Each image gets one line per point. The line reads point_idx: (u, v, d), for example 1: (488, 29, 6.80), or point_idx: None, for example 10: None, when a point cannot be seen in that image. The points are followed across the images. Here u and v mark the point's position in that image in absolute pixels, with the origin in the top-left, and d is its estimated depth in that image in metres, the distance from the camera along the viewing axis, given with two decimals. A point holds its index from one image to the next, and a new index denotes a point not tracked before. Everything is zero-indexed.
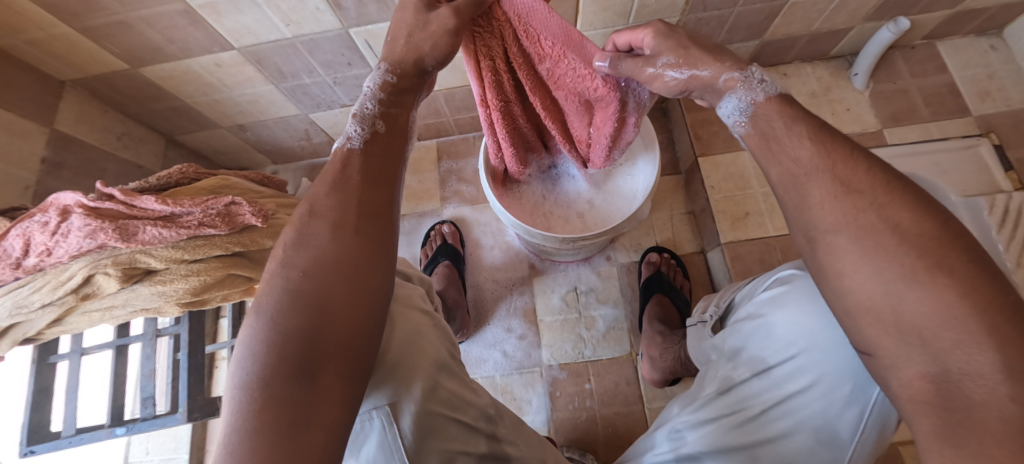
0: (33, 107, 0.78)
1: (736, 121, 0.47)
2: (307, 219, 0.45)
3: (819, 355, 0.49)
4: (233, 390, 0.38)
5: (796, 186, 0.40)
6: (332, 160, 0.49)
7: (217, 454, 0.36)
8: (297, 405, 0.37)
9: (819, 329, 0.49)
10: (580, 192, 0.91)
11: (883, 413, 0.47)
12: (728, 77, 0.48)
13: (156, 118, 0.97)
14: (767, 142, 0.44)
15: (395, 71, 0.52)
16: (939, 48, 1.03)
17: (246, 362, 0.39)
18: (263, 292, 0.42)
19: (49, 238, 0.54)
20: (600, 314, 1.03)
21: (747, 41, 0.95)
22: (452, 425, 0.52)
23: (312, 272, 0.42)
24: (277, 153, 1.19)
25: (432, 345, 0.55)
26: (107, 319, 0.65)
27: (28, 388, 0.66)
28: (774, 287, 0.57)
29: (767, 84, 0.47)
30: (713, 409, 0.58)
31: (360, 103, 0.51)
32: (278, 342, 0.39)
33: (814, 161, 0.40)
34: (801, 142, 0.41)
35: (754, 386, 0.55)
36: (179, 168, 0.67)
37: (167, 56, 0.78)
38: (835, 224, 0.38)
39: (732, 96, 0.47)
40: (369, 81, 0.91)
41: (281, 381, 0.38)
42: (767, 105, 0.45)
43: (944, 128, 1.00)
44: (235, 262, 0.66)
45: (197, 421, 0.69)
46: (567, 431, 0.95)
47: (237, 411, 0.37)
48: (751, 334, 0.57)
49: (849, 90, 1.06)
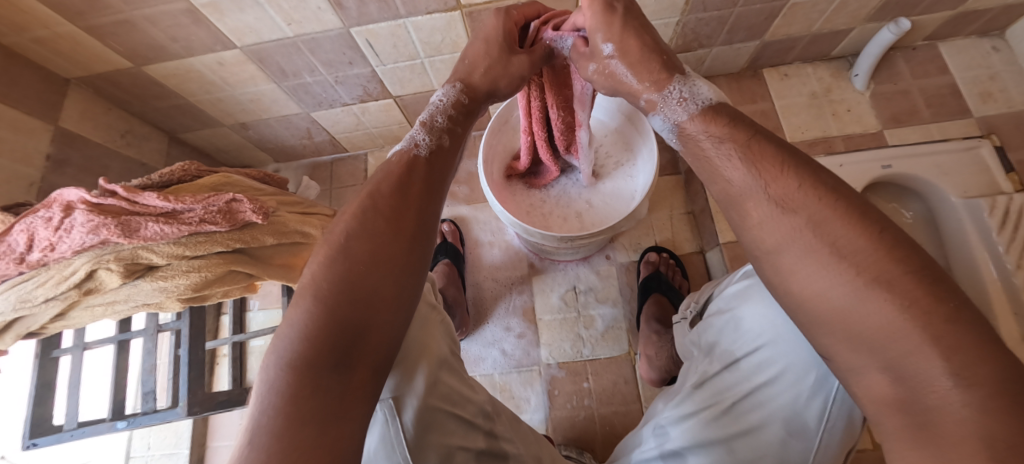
0: (38, 104, 0.79)
1: (669, 139, 0.48)
2: (367, 213, 0.44)
3: (784, 344, 0.50)
4: (273, 372, 0.38)
5: (734, 205, 0.41)
6: (396, 159, 0.49)
7: (248, 435, 0.36)
8: (333, 395, 0.38)
9: (781, 319, 0.51)
10: (580, 192, 0.91)
11: (846, 407, 0.48)
12: (648, 98, 0.49)
13: (160, 116, 0.98)
14: (704, 157, 0.44)
15: (468, 93, 0.55)
16: (940, 49, 1.03)
17: (292, 346, 0.39)
18: (312, 278, 0.41)
19: (53, 234, 0.56)
20: (599, 314, 1.03)
21: (747, 42, 0.95)
22: (451, 420, 0.53)
23: (371, 266, 0.42)
24: (279, 151, 1.19)
25: (435, 340, 0.55)
26: (109, 314, 0.65)
27: (31, 382, 0.67)
28: (742, 281, 0.59)
29: (688, 97, 0.47)
30: (693, 402, 0.58)
31: (430, 114, 0.53)
32: (326, 332, 0.39)
33: (747, 181, 0.40)
34: (734, 158, 0.41)
35: (724, 378, 0.56)
36: (181, 165, 0.68)
37: (170, 55, 0.79)
38: (776, 244, 0.38)
39: (659, 115, 0.48)
40: (370, 80, 0.92)
41: (323, 370, 0.38)
42: (699, 124, 0.45)
43: (945, 129, 1.00)
44: (236, 259, 0.67)
45: (198, 415, 0.69)
46: (565, 430, 0.96)
47: (275, 394, 0.37)
48: (722, 326, 0.58)
49: (850, 91, 1.06)
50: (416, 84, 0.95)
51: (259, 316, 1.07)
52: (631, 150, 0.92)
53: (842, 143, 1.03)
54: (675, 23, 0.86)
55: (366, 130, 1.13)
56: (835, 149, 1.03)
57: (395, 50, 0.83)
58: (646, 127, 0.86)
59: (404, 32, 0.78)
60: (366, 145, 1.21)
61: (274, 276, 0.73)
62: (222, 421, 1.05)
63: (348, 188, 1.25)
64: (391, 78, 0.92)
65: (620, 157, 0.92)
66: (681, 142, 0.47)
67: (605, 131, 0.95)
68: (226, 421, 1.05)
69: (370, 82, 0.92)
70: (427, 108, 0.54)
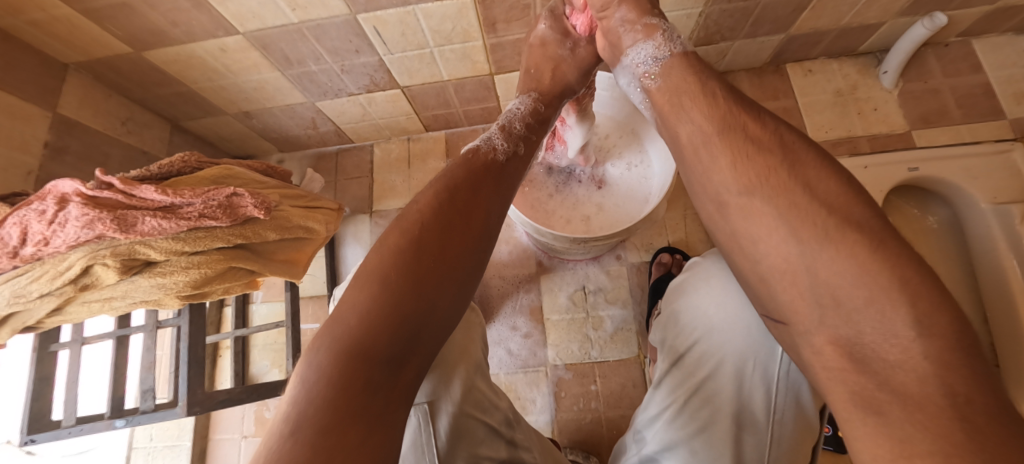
0: (36, 90, 0.76)
1: (648, 72, 0.49)
2: (444, 205, 0.43)
3: (720, 333, 0.50)
4: (327, 351, 0.35)
5: (704, 142, 0.41)
6: (472, 154, 0.51)
7: (285, 426, 0.32)
8: (383, 398, 0.35)
9: (717, 307, 0.51)
10: (591, 194, 0.89)
11: (791, 390, 0.46)
12: (648, 27, 0.52)
13: (161, 103, 0.95)
14: (681, 93, 0.45)
15: (545, 102, 0.62)
16: (974, 46, 0.98)
17: (351, 333, 0.36)
18: (380, 263, 0.39)
19: (47, 228, 0.53)
20: (608, 315, 1.01)
21: (772, 35, 0.91)
22: (480, 428, 0.51)
23: (442, 264, 0.39)
24: (284, 141, 1.16)
25: (474, 346, 0.54)
26: (106, 310, 0.63)
27: (29, 377, 0.65)
28: (683, 274, 0.59)
29: (679, 40, 0.50)
30: (656, 403, 0.56)
31: (510, 121, 0.57)
32: (387, 324, 0.36)
33: (721, 113, 0.41)
34: (709, 105, 0.42)
35: (676, 373, 0.54)
36: (181, 156, 0.65)
37: (171, 40, 0.76)
38: (746, 182, 0.38)
39: (648, 46, 0.50)
40: (377, 69, 0.88)
41: (374, 367, 0.35)
42: (692, 74, 0.45)
43: (975, 131, 0.95)
44: (237, 255, 0.65)
45: (197, 415, 0.67)
46: (571, 432, 0.94)
47: (324, 389, 0.33)
48: (669, 323, 0.58)
49: (877, 89, 1.01)
50: (424, 74, 0.91)
51: (262, 310, 1.05)
52: (643, 148, 0.89)
53: (866, 144, 0.99)
54: (696, 14, 0.81)
55: (372, 121, 1.10)
56: (858, 150, 0.99)
57: (403, 38, 0.80)
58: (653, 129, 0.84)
59: (412, 19, 0.75)
60: (372, 136, 1.18)
61: (277, 272, 0.70)
62: (225, 415, 1.04)
63: (354, 180, 1.22)
64: (399, 67, 0.88)
65: (633, 159, 0.90)
66: (658, 75, 0.48)
67: (614, 127, 0.91)
68: (228, 415, 1.04)
69: (377, 71, 0.89)
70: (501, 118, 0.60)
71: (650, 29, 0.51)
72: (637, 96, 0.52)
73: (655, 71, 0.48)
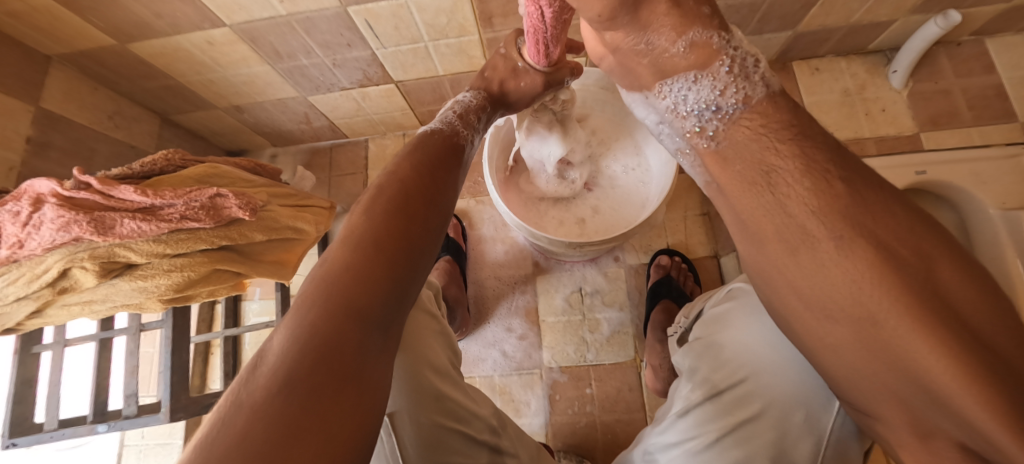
0: (18, 83, 0.74)
1: (704, 128, 0.40)
2: (422, 177, 0.43)
3: (772, 374, 0.49)
4: (316, 310, 0.33)
5: (807, 241, 0.34)
6: (433, 135, 0.50)
7: (274, 384, 0.30)
8: (370, 359, 0.34)
9: (773, 349, 0.50)
10: (584, 196, 0.87)
11: (836, 443, 0.47)
12: (702, 45, 0.39)
13: (150, 97, 0.93)
14: (775, 174, 0.35)
15: (484, 92, 0.59)
16: (988, 46, 0.94)
17: (339, 291, 0.34)
18: (365, 228, 0.38)
19: (21, 230, 0.52)
20: (605, 317, 0.99)
21: (778, 32, 0.88)
22: (455, 437, 0.50)
23: (424, 233, 0.40)
24: (277, 135, 1.14)
25: (436, 352, 0.53)
26: (86, 314, 0.61)
27: (10, 379, 0.64)
28: (725, 304, 0.58)
29: (751, 81, 0.38)
30: (679, 430, 0.54)
31: (464, 109, 0.56)
32: (379, 284, 0.36)
33: (839, 213, 0.33)
34: (825, 190, 0.33)
35: (710, 409, 0.52)
36: (163, 154, 0.63)
37: (156, 32, 0.73)
38: (879, 303, 0.31)
39: (705, 83, 0.40)
40: (370, 63, 0.86)
41: (368, 330, 0.34)
42: (781, 139, 0.36)
43: (986, 134, 0.92)
44: (222, 257, 0.63)
45: (182, 420, 0.66)
46: (565, 436, 0.93)
47: (309, 336, 0.32)
48: (707, 355, 0.55)
49: (886, 89, 0.98)
50: (420, 69, 0.89)
51: (255, 307, 1.04)
52: (640, 150, 0.87)
53: (874, 146, 0.97)
54: None
55: (367, 116, 1.08)
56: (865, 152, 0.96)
57: (397, 32, 0.77)
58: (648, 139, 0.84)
59: (406, 13, 0.72)
60: (367, 132, 1.16)
61: (265, 274, 0.69)
62: None
63: (349, 176, 1.20)
64: (393, 62, 0.86)
65: (631, 162, 0.87)
66: (723, 134, 0.39)
67: (607, 123, 0.88)
68: None
69: (370, 66, 0.86)
70: (449, 108, 0.57)
71: (706, 55, 0.39)
72: (674, 143, 0.45)
73: (717, 128, 0.39)
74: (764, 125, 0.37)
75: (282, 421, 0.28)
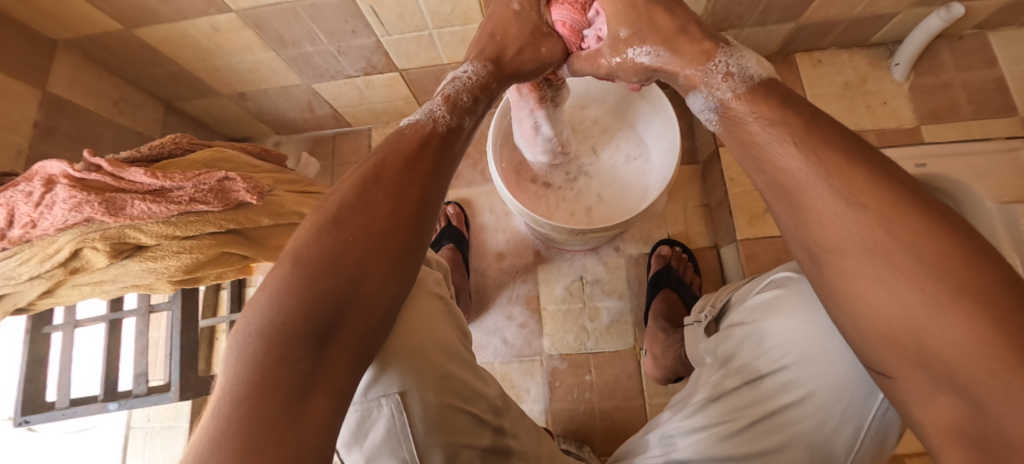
0: (24, 67, 0.74)
1: (708, 119, 0.44)
2: (369, 183, 0.40)
3: (814, 366, 0.45)
4: (247, 336, 0.35)
5: (787, 197, 0.36)
6: (409, 130, 0.44)
7: (212, 404, 0.33)
8: (305, 368, 0.35)
9: (818, 337, 0.44)
10: (589, 183, 0.87)
11: (883, 430, 0.44)
12: (692, 71, 0.44)
13: (154, 83, 0.93)
14: (756, 153, 0.39)
15: (492, 67, 0.50)
16: (989, 39, 0.94)
17: (265, 311, 0.36)
18: (297, 246, 0.38)
19: (33, 210, 0.53)
20: (605, 306, 1.00)
21: (781, 23, 0.88)
22: (462, 417, 0.51)
23: (361, 239, 0.38)
24: (280, 123, 1.15)
25: (442, 331, 0.51)
26: (97, 293, 0.62)
27: (22, 358, 0.65)
28: (769, 291, 0.51)
29: (733, 87, 0.42)
30: (704, 415, 0.53)
31: (455, 91, 0.48)
32: (304, 302, 0.36)
33: (806, 172, 0.35)
34: (803, 153, 0.35)
35: (746, 396, 0.50)
36: (172, 138, 0.64)
37: (162, 18, 0.74)
38: (848, 241, 0.33)
39: (698, 92, 0.44)
40: (374, 51, 0.86)
41: (295, 342, 0.35)
42: (759, 127, 0.39)
43: (986, 127, 0.93)
44: (229, 240, 0.64)
45: (191, 399, 0.67)
46: (564, 422, 0.95)
47: (242, 366, 0.34)
48: (745, 340, 0.52)
49: (887, 82, 0.98)
50: (423, 58, 0.89)
51: None
52: (642, 140, 0.88)
53: (874, 139, 0.97)
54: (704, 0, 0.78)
55: (370, 105, 1.08)
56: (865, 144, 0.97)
57: (401, 20, 0.77)
58: (652, 120, 0.84)
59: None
60: (370, 120, 1.16)
61: (270, 258, 0.70)
62: None
63: (351, 165, 1.20)
64: (397, 50, 0.86)
65: (633, 151, 0.88)
66: (720, 124, 0.43)
67: (609, 117, 0.90)
68: None
69: (374, 53, 0.87)
70: (447, 84, 0.50)
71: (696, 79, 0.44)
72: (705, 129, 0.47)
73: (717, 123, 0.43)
74: (758, 119, 0.39)
75: (215, 448, 0.31)
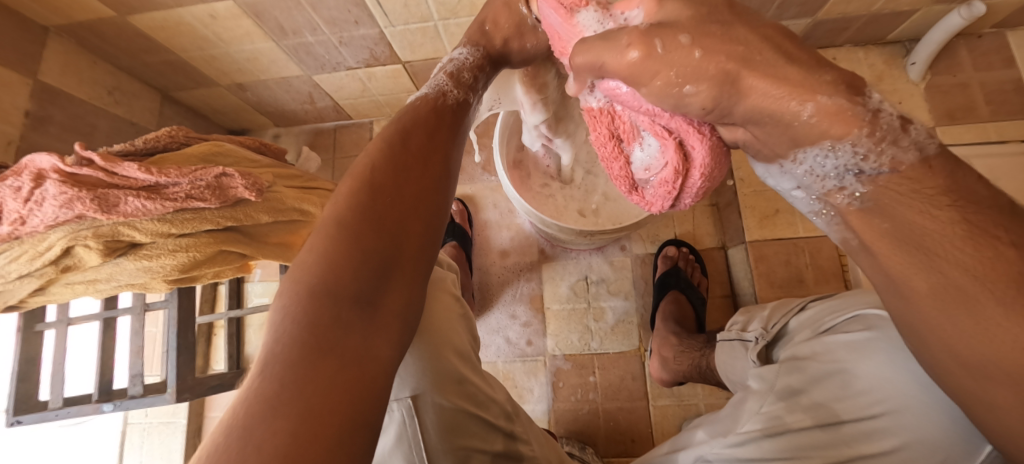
0: (14, 54, 0.71)
1: (839, 186, 0.27)
2: (399, 147, 0.38)
3: (909, 420, 0.42)
4: (293, 293, 0.31)
5: (967, 307, 0.26)
6: (420, 102, 0.44)
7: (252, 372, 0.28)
8: (359, 333, 0.31)
9: (919, 393, 0.41)
10: (597, 182, 0.85)
11: None
12: (830, 101, 0.25)
13: (150, 72, 0.90)
14: (939, 250, 0.26)
15: (482, 52, 0.51)
16: (1009, 39, 0.92)
17: (315, 267, 0.32)
18: (336, 208, 0.35)
19: (22, 206, 0.50)
20: (610, 306, 0.99)
21: (797, 19, 0.85)
22: (474, 421, 0.50)
23: (398, 201, 0.36)
24: (279, 115, 1.12)
25: (457, 335, 0.53)
26: (91, 292, 0.60)
27: (14, 357, 0.63)
28: (855, 331, 0.48)
29: (902, 142, 0.26)
30: (760, 449, 0.50)
31: (456, 69, 0.49)
32: (352, 260, 0.32)
33: (1004, 280, 0.25)
34: (988, 263, 0.25)
35: (817, 437, 0.47)
36: (167, 131, 0.61)
37: (157, 4, 0.71)
38: None
39: (841, 147, 0.26)
40: (377, 42, 0.83)
41: (342, 304, 0.31)
42: (944, 211, 0.26)
43: (1002, 130, 0.91)
44: (227, 238, 0.62)
45: (188, 401, 0.66)
46: (567, 423, 0.94)
47: (291, 324, 0.30)
48: (826, 381, 0.48)
49: (902, 81, 0.96)
50: (427, 49, 0.86)
51: (258, 289, 1.03)
52: None
53: None
54: None
55: (372, 97, 1.05)
56: None
57: (406, 10, 0.74)
58: None
59: None
60: (371, 113, 1.14)
61: (270, 256, 0.68)
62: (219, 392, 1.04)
63: (352, 158, 1.18)
64: (400, 41, 0.83)
65: None
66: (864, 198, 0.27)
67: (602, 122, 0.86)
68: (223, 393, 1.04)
69: (377, 44, 0.84)
70: (441, 68, 0.50)
71: (843, 120, 0.25)
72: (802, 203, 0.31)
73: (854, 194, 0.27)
74: (949, 205, 0.26)
75: (261, 412, 0.26)
